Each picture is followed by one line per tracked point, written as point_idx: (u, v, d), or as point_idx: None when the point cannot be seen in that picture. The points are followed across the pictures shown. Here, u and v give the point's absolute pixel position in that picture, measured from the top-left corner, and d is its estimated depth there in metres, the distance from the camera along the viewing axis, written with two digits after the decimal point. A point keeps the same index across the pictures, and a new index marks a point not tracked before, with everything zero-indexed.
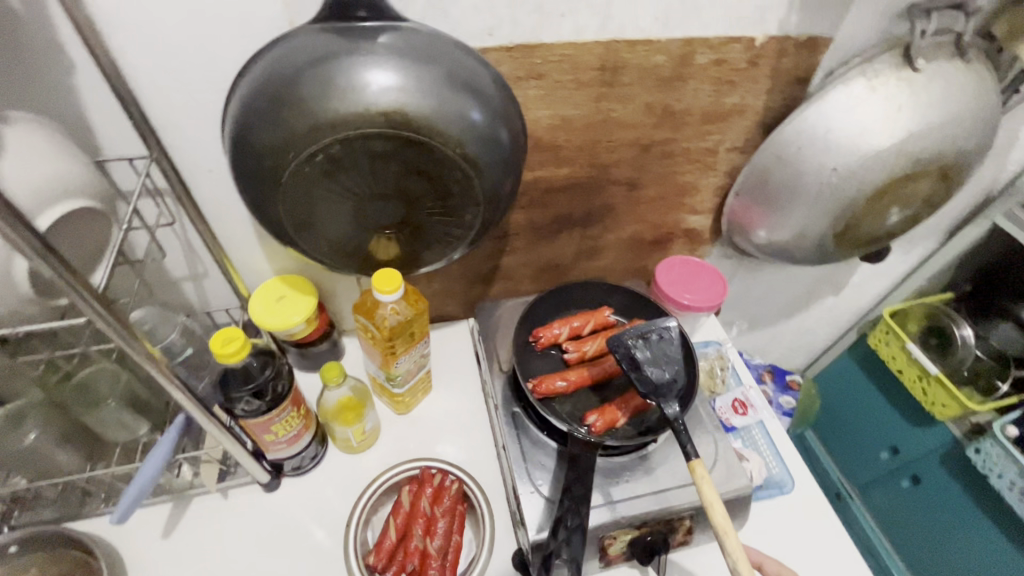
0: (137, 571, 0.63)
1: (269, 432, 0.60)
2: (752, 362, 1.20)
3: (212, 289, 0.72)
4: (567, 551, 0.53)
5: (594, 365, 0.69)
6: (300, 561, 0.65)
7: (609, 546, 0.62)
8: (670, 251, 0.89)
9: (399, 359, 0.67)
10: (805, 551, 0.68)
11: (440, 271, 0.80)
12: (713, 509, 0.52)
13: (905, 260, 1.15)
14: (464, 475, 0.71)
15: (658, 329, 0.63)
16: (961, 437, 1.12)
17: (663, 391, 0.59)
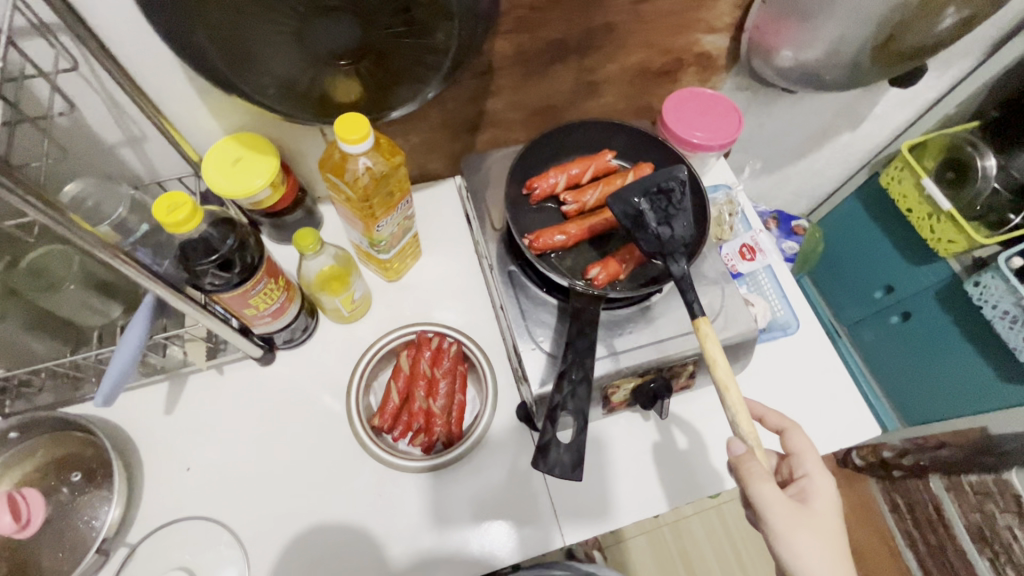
0: (145, 445, 0.64)
1: (248, 306, 0.56)
2: (757, 208, 1.14)
3: (155, 155, 0.63)
4: (573, 404, 0.50)
5: (596, 216, 0.62)
6: (307, 426, 0.66)
7: (612, 394, 0.62)
8: (678, 82, 0.78)
9: (381, 223, 0.60)
10: (804, 386, 0.70)
11: (418, 120, 0.69)
12: (714, 367, 0.51)
13: (936, 84, 1.04)
14: (462, 337, 0.69)
15: (669, 179, 0.56)
16: (960, 272, 1.11)
17: (669, 249, 0.55)
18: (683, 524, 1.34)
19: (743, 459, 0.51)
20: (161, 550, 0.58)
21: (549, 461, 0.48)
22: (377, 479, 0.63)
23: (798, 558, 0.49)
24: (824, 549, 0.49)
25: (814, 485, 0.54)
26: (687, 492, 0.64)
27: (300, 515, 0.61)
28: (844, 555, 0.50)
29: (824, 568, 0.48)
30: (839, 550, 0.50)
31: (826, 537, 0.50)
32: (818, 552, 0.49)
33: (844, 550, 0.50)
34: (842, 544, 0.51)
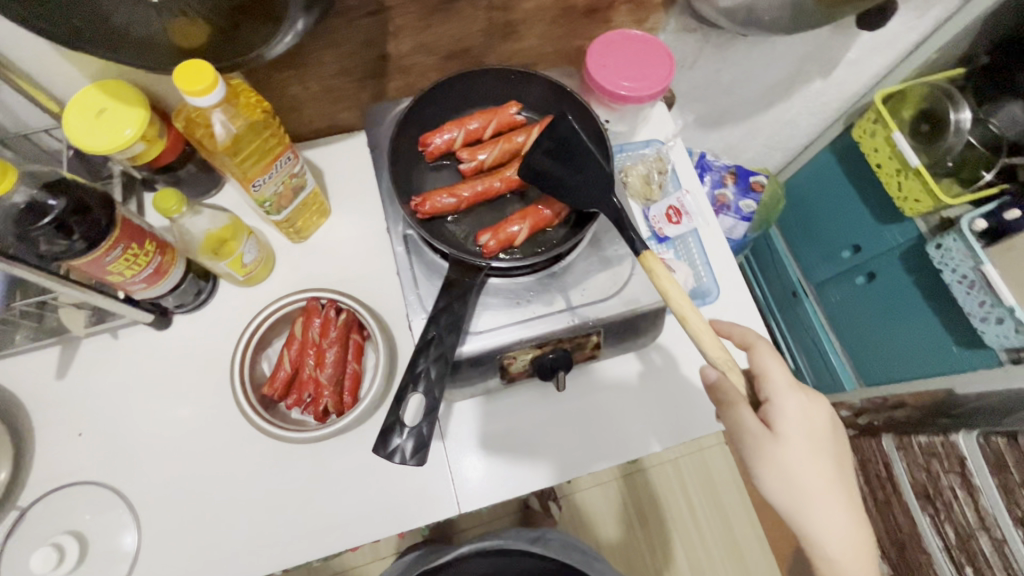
0: (37, 409, 0.62)
1: (110, 273, 0.52)
2: (714, 163, 1.08)
3: (16, 104, 0.58)
4: (423, 384, 0.49)
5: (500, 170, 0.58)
6: (203, 392, 0.64)
7: (507, 364, 0.60)
8: (610, 23, 0.71)
9: (257, 183, 0.55)
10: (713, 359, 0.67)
11: (310, 68, 0.63)
12: (668, 294, 0.49)
13: (915, 25, 0.94)
14: (354, 303, 0.65)
15: (563, 126, 0.55)
16: (926, 232, 1.05)
17: (593, 192, 0.53)
18: (636, 477, 1.36)
19: (722, 382, 0.49)
20: (50, 513, 0.58)
21: (390, 447, 0.48)
22: (270, 448, 0.62)
23: (772, 483, 0.49)
24: (792, 469, 0.48)
25: (778, 407, 0.50)
26: (577, 464, 0.63)
27: (195, 479, 0.61)
28: (820, 471, 0.49)
29: (797, 486, 0.48)
30: (813, 464, 0.49)
31: (797, 460, 0.48)
32: (789, 473, 0.48)
33: (821, 466, 0.49)
34: (818, 456, 0.49)
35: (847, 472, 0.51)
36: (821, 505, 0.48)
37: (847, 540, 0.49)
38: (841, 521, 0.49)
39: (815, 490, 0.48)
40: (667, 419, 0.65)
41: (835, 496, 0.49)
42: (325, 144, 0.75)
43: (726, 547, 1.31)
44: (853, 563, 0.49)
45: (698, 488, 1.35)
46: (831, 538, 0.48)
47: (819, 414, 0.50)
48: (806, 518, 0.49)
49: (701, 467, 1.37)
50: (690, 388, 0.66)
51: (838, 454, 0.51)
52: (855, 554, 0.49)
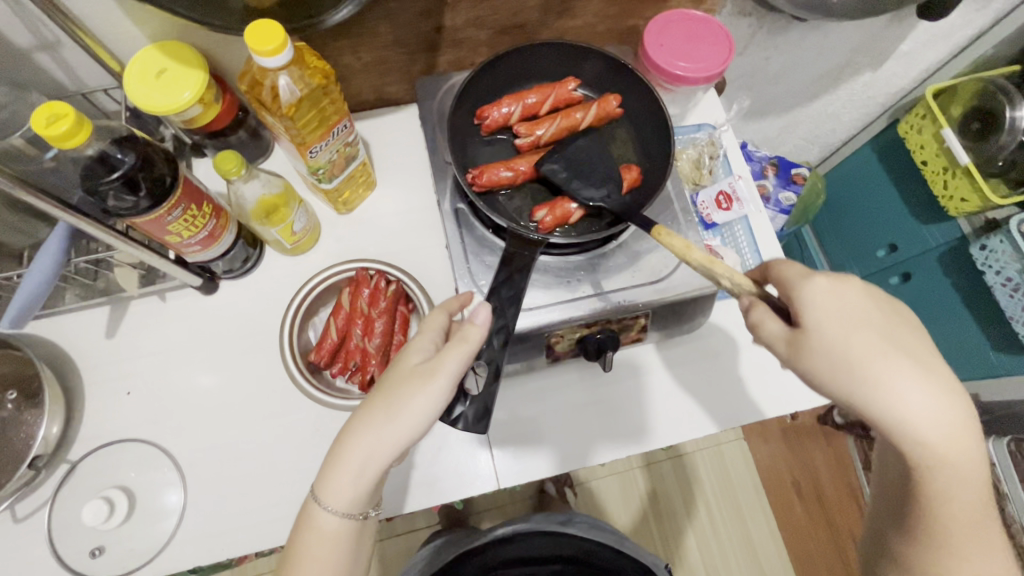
0: (87, 366, 0.63)
1: (168, 233, 0.53)
2: (756, 153, 1.06)
3: (77, 62, 0.58)
4: (484, 354, 0.50)
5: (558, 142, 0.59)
6: (249, 357, 0.65)
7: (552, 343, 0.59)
8: (667, 2, 0.69)
9: (314, 149, 0.55)
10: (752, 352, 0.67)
11: (365, 36, 0.62)
12: (689, 251, 0.48)
13: (975, 19, 0.91)
14: (403, 275, 0.66)
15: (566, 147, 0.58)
16: (970, 234, 1.03)
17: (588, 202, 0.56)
18: (655, 468, 1.35)
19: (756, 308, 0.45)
20: (101, 468, 0.59)
21: (452, 416, 0.49)
22: (314, 415, 0.62)
23: (825, 382, 0.41)
24: (839, 359, 0.40)
25: (802, 296, 0.42)
26: (612, 449, 0.63)
27: (240, 442, 0.62)
28: (875, 346, 0.40)
29: (851, 375, 0.40)
30: (863, 343, 0.40)
31: (840, 348, 0.40)
32: (836, 366, 0.40)
33: (873, 342, 0.40)
34: (868, 328, 0.40)
35: (919, 336, 0.41)
36: (894, 386, 0.39)
37: (939, 419, 0.38)
38: (927, 401, 0.38)
39: (878, 368, 0.39)
40: (708, 409, 0.64)
41: (910, 367, 0.39)
42: (372, 116, 0.74)
43: (741, 545, 1.30)
44: (961, 439, 0.39)
45: (715, 483, 1.35)
46: (916, 422, 0.38)
47: (852, 287, 0.42)
48: (874, 406, 0.39)
49: (718, 462, 1.37)
50: (731, 380, 0.66)
51: (895, 320, 0.41)
52: (954, 434, 0.38)
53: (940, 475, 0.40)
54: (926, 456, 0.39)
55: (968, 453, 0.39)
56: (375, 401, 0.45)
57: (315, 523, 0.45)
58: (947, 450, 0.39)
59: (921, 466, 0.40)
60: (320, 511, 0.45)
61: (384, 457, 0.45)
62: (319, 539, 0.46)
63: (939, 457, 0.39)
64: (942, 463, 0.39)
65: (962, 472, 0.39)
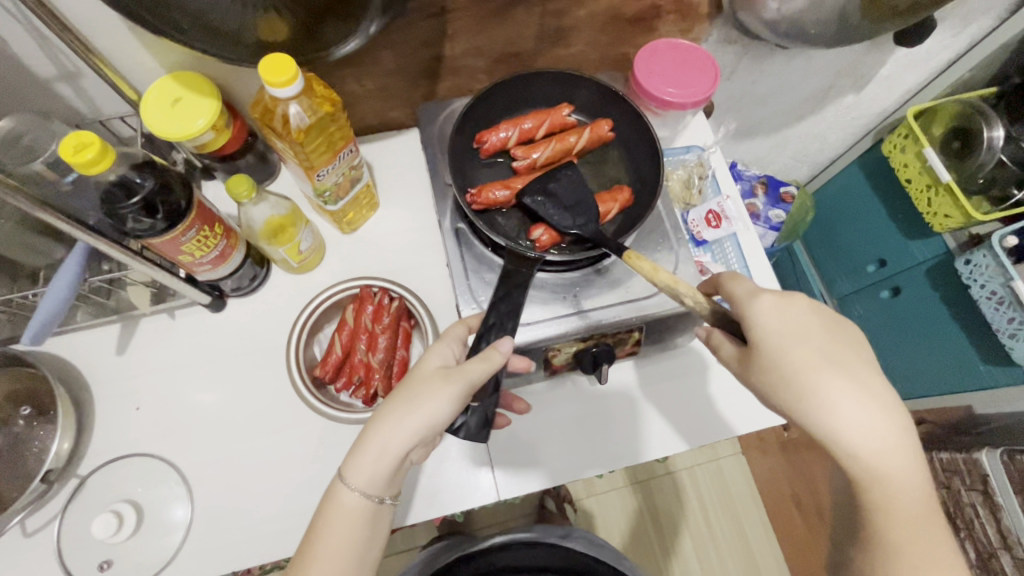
0: (98, 383, 0.65)
1: (182, 253, 0.55)
2: (745, 173, 1.10)
3: (96, 91, 0.61)
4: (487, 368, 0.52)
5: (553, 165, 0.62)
6: (255, 372, 0.67)
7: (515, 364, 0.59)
8: (656, 32, 0.73)
9: (321, 172, 0.58)
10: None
11: (369, 66, 0.66)
12: (657, 272, 0.50)
13: (951, 44, 0.95)
14: (405, 292, 0.69)
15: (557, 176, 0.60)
16: (955, 249, 1.06)
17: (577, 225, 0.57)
18: (653, 483, 1.36)
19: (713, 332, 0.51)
20: (110, 482, 0.61)
21: (454, 425, 0.51)
22: (318, 429, 0.64)
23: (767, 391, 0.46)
24: (778, 372, 0.45)
25: (749, 312, 0.47)
26: (609, 461, 0.65)
27: (246, 456, 0.63)
28: (817, 361, 0.44)
29: (786, 387, 0.44)
30: (801, 358, 0.44)
31: (777, 360, 0.45)
32: (775, 378, 0.45)
33: (808, 357, 0.44)
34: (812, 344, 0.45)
35: (865, 356, 0.45)
36: (824, 399, 0.43)
37: (875, 431, 0.42)
38: (863, 413, 0.42)
39: (818, 380, 0.43)
40: (701, 421, 0.66)
41: (842, 382, 0.43)
42: (375, 140, 0.78)
43: (742, 561, 1.30)
44: (892, 454, 0.42)
45: (713, 499, 1.35)
46: (852, 433, 0.42)
47: (802, 307, 0.46)
48: (814, 416, 0.43)
49: (716, 477, 1.38)
50: (723, 391, 0.68)
51: (844, 340, 0.45)
52: (885, 450, 0.42)
53: (882, 490, 0.42)
54: (864, 471, 0.42)
55: (906, 469, 0.42)
56: (398, 393, 0.49)
57: (336, 496, 0.47)
58: (883, 463, 0.42)
59: (862, 480, 0.43)
60: (344, 488, 0.47)
61: (407, 442, 0.47)
62: (338, 519, 0.47)
63: (877, 470, 0.42)
64: (882, 478, 0.42)
65: (902, 488, 0.42)
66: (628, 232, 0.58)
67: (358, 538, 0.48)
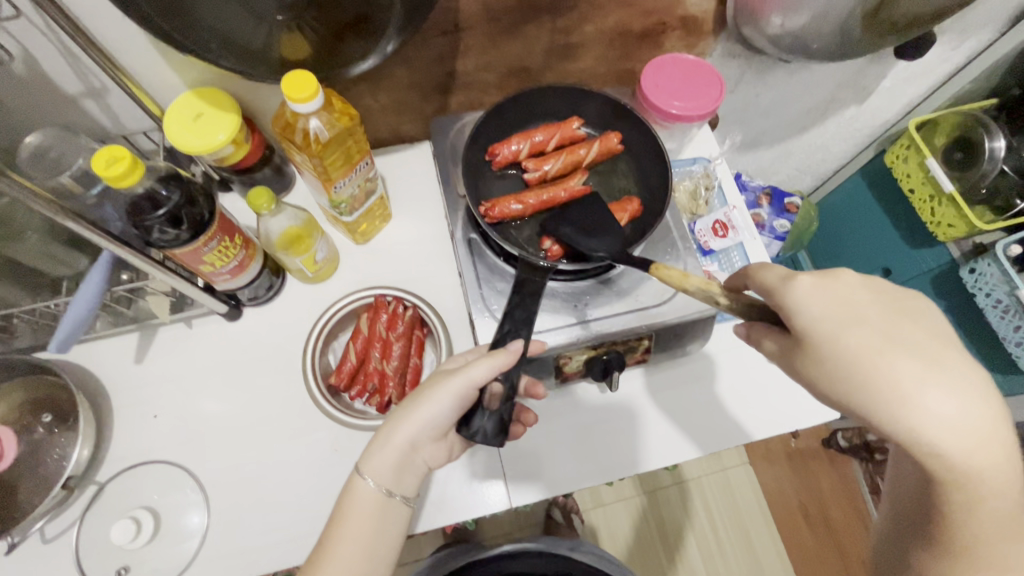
0: (116, 391, 0.66)
1: (204, 263, 0.57)
2: (750, 184, 1.11)
3: (120, 107, 0.63)
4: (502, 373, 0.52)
5: (563, 177, 0.64)
6: (271, 380, 0.68)
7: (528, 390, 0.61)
8: (661, 47, 0.75)
9: (338, 184, 0.60)
10: (752, 372, 0.70)
11: (383, 81, 0.67)
12: (688, 277, 0.49)
13: (951, 56, 0.97)
14: (418, 301, 0.70)
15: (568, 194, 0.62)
16: (959, 258, 1.06)
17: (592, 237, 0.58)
18: (661, 494, 1.36)
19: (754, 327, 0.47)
20: (128, 489, 0.61)
21: (471, 428, 0.51)
22: (333, 436, 0.65)
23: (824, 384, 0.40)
24: (836, 364, 0.39)
25: (791, 299, 0.41)
26: (621, 469, 0.65)
27: (261, 463, 0.64)
28: (878, 344, 0.38)
29: (848, 379, 0.38)
30: (860, 344, 0.38)
31: (832, 350, 0.39)
32: (832, 370, 0.39)
33: (869, 342, 0.38)
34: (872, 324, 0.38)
35: (940, 334, 0.38)
36: (896, 389, 0.37)
37: (962, 423, 0.35)
38: (946, 402, 0.36)
39: (885, 367, 0.37)
40: (712, 429, 0.67)
41: (914, 367, 0.37)
42: (388, 153, 0.79)
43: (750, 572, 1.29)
44: (984, 443, 0.35)
45: (721, 509, 1.35)
46: (933, 426, 0.36)
47: (851, 285, 0.40)
48: (882, 409, 0.37)
49: (724, 487, 1.37)
50: (733, 399, 0.68)
51: (911, 317, 0.39)
52: (976, 441, 0.35)
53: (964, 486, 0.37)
54: (945, 466, 0.36)
55: (994, 461, 0.36)
56: (408, 395, 0.52)
57: (350, 486, 0.49)
58: (970, 457, 0.36)
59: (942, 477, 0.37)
60: (357, 478, 0.50)
61: (414, 431, 0.50)
62: (351, 509, 0.49)
63: (967, 464, 0.36)
64: (965, 473, 0.36)
65: (990, 481, 0.36)
66: (639, 240, 0.59)
67: (369, 529, 0.49)
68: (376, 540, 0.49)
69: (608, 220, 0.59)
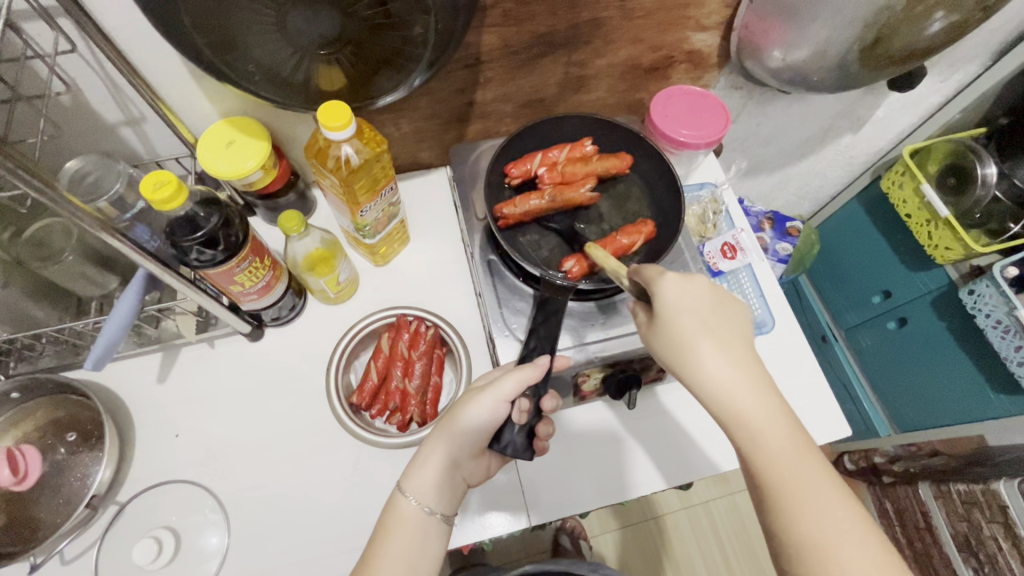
0: (139, 410, 0.67)
1: (234, 283, 0.58)
2: (752, 208, 1.15)
3: (155, 134, 0.66)
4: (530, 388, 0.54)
5: (571, 187, 0.66)
6: (293, 399, 0.69)
7: (540, 432, 0.58)
8: (668, 79, 0.79)
9: (364, 209, 0.62)
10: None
11: (408, 111, 0.71)
12: (604, 262, 0.56)
13: (940, 87, 1.02)
14: (438, 321, 0.72)
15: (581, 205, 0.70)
16: (958, 280, 1.08)
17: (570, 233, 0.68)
18: (670, 518, 1.34)
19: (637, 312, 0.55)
20: (148, 509, 0.61)
21: (501, 443, 0.54)
22: (354, 454, 0.66)
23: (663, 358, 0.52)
24: (662, 338, 0.51)
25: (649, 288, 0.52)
26: (635, 486, 0.66)
27: (281, 482, 0.64)
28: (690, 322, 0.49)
29: (668, 348, 0.51)
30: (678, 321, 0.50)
31: (663, 328, 0.51)
32: (663, 343, 0.51)
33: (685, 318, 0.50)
34: (695, 309, 0.50)
35: (737, 327, 0.50)
36: (692, 350, 0.49)
37: (734, 382, 0.47)
38: (725, 366, 0.48)
39: (690, 340, 0.49)
40: (724, 446, 0.68)
41: (706, 337, 0.49)
42: (407, 178, 0.82)
43: None
44: (747, 395, 0.46)
45: (730, 534, 1.34)
46: (711, 379, 0.47)
47: (697, 284, 0.51)
48: (686, 373, 0.49)
49: (732, 511, 1.36)
50: None
51: (725, 314, 0.51)
52: (740, 391, 0.46)
53: (747, 433, 0.45)
54: (727, 416, 0.46)
55: (768, 413, 0.46)
56: (441, 418, 0.54)
57: (396, 507, 0.51)
58: (743, 402, 0.46)
59: (729, 427, 0.46)
60: (400, 497, 0.51)
61: (450, 446, 0.52)
62: (394, 528, 0.50)
63: (737, 409, 0.46)
64: (740, 417, 0.46)
65: (764, 426, 0.45)
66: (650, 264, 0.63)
67: (410, 548, 0.49)
68: (418, 556, 0.49)
69: (624, 241, 0.62)
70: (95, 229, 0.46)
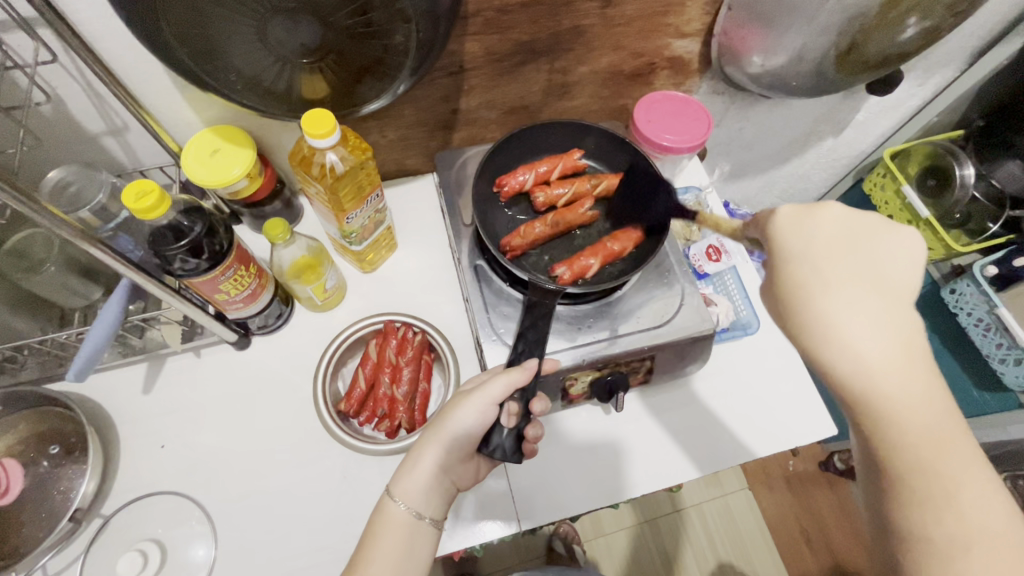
0: (123, 421, 0.66)
1: (219, 292, 0.58)
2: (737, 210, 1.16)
3: (138, 143, 0.66)
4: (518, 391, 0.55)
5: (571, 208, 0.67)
6: (280, 408, 0.68)
7: (527, 434, 0.57)
8: (651, 85, 0.80)
9: (350, 216, 0.62)
10: (768, 383, 0.72)
11: (392, 119, 0.71)
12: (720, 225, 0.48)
13: (916, 91, 1.02)
14: (426, 327, 0.72)
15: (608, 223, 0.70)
16: (939, 280, 1.08)
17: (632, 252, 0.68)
18: (662, 522, 1.34)
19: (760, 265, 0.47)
20: (133, 521, 0.61)
21: (490, 445, 0.53)
22: (342, 461, 0.66)
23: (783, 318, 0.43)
24: (788, 296, 0.43)
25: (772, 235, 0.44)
26: (626, 489, 0.65)
27: (268, 492, 0.64)
28: (824, 280, 0.41)
29: (795, 309, 0.42)
30: (814, 274, 0.42)
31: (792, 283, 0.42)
32: (787, 301, 0.43)
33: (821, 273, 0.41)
34: (822, 259, 0.42)
35: (891, 279, 0.41)
36: (831, 313, 0.40)
37: (883, 353, 0.39)
38: (871, 334, 0.40)
39: (815, 299, 0.41)
40: (714, 447, 0.68)
41: (845, 295, 0.41)
42: (394, 185, 0.83)
43: None
44: (898, 370, 0.39)
45: (722, 536, 1.34)
46: (852, 350, 0.40)
47: (825, 227, 0.43)
48: (816, 342, 0.41)
49: (724, 513, 1.36)
50: (733, 419, 0.70)
51: (870, 263, 0.42)
52: (890, 366, 0.39)
53: (893, 420, 0.39)
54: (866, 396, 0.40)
55: (910, 383, 0.39)
56: (428, 426, 0.54)
57: (386, 513, 0.50)
58: (891, 379, 0.39)
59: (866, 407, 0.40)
60: (389, 502, 0.51)
61: (440, 452, 0.52)
62: (383, 533, 0.50)
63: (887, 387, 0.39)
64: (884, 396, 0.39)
65: (912, 406, 0.39)
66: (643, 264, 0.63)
67: (399, 554, 0.49)
68: (407, 561, 0.49)
69: (615, 244, 0.64)
70: (75, 240, 0.45)
